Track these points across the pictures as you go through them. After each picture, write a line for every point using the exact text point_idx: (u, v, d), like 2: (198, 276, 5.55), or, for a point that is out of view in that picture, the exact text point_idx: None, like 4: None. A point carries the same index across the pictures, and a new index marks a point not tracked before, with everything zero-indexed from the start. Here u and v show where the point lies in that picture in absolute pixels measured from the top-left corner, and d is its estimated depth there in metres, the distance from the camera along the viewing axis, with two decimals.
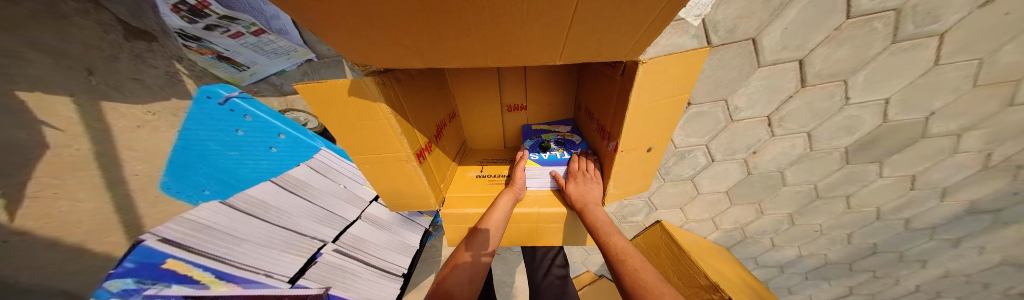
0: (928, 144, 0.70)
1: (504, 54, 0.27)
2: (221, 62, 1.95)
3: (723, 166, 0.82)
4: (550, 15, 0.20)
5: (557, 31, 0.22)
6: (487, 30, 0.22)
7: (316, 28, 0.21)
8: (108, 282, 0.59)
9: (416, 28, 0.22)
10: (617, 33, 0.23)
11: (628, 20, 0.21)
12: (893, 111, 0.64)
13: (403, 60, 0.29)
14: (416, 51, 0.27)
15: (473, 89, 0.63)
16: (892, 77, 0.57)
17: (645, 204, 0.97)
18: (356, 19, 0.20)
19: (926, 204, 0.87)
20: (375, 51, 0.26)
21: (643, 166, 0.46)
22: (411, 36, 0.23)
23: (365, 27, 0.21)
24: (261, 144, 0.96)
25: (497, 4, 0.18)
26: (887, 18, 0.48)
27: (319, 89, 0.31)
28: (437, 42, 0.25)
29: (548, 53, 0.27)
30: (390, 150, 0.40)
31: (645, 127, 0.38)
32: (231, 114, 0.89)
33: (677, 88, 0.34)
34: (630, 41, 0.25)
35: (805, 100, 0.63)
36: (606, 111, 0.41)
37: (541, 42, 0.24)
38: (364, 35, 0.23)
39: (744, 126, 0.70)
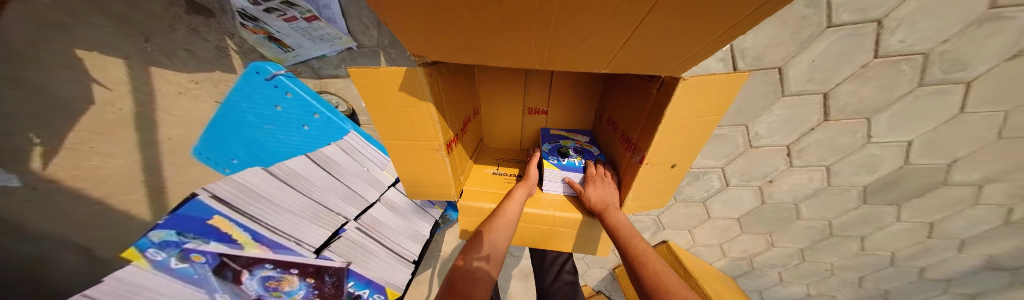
0: (947, 192, 0.70)
1: (554, 61, 0.28)
2: None
3: (737, 191, 0.81)
4: (607, 34, 0.21)
5: (609, 47, 0.23)
6: (544, 40, 0.23)
7: (391, 21, 0.23)
8: (151, 230, 0.41)
9: (478, 30, 0.23)
10: (666, 55, 0.24)
11: (680, 45, 0.22)
12: (915, 154, 0.64)
13: (455, 57, 0.30)
14: (471, 50, 0.28)
15: (499, 88, 0.64)
16: (919, 120, 0.58)
17: (653, 222, 0.96)
18: (429, 15, 0.21)
19: (942, 255, 0.85)
20: (434, 45, 0.28)
21: (665, 183, 0.45)
22: (471, 37, 0.25)
23: (433, 25, 0.23)
24: (294, 122, 0.67)
25: (562, 18, 0.19)
26: (912, 61, 0.50)
27: (369, 74, 0.33)
28: (492, 44, 0.26)
29: (595, 64, 0.28)
30: (422, 137, 0.41)
31: (675, 144, 0.38)
32: (277, 91, 0.63)
33: (710, 110, 0.34)
34: (678, 63, 0.25)
35: (826, 134, 0.64)
36: (635, 124, 0.41)
37: (590, 55, 0.25)
38: (428, 32, 0.25)
39: (762, 153, 0.71)
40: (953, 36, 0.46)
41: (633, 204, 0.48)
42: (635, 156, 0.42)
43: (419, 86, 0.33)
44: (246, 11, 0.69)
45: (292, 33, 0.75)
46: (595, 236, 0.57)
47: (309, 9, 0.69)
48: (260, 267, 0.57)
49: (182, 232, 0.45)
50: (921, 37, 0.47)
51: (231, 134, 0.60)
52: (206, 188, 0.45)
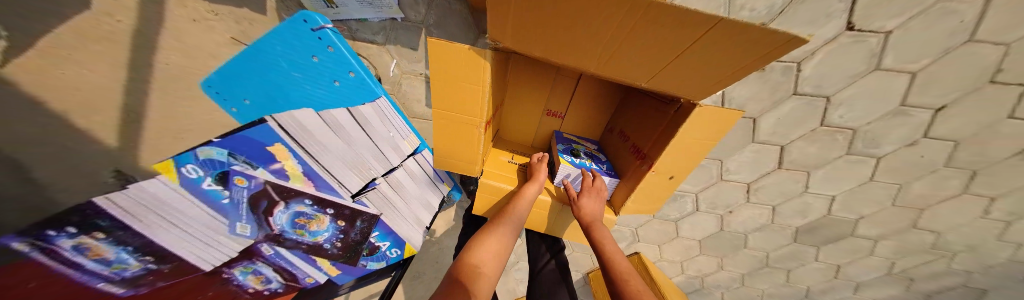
0: (852, 241, 0.89)
1: (606, 69, 0.36)
2: None
3: (704, 216, 0.95)
4: (672, 44, 0.27)
5: (665, 58, 0.30)
6: (617, 43, 0.29)
7: (499, 6, 0.28)
8: (202, 147, 0.32)
9: (568, 26, 0.29)
10: (704, 75, 0.31)
11: (716, 65, 0.29)
12: (835, 206, 0.82)
13: (528, 46, 0.35)
14: (546, 44, 0.33)
15: (525, 87, 0.69)
16: (847, 181, 0.76)
17: (631, 233, 1.07)
18: (536, 6, 0.26)
19: (843, 293, 1.06)
20: (516, 33, 0.33)
21: (661, 191, 0.52)
22: (558, 30, 0.30)
23: (532, 14, 0.28)
24: (325, 77, 0.61)
25: (647, 24, 0.25)
26: (844, 133, 0.67)
27: (444, 49, 0.37)
28: (570, 41, 0.31)
29: (644, 74, 0.34)
30: (468, 111, 0.46)
31: (679, 157, 0.45)
32: (316, 42, 0.55)
33: (711, 134, 0.42)
34: (708, 85, 0.32)
35: (777, 178, 0.79)
36: (648, 136, 0.49)
37: (645, 64, 0.32)
38: (523, 20, 0.30)
39: (729, 186, 0.84)
40: (869, 121, 0.65)
41: (632, 204, 0.55)
42: (643, 162, 0.50)
43: (484, 66, 0.39)
44: None
45: None
46: None
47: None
48: (297, 201, 0.49)
49: (233, 154, 0.37)
50: (850, 116, 0.64)
51: (246, 74, 0.56)
52: (276, 116, 0.38)
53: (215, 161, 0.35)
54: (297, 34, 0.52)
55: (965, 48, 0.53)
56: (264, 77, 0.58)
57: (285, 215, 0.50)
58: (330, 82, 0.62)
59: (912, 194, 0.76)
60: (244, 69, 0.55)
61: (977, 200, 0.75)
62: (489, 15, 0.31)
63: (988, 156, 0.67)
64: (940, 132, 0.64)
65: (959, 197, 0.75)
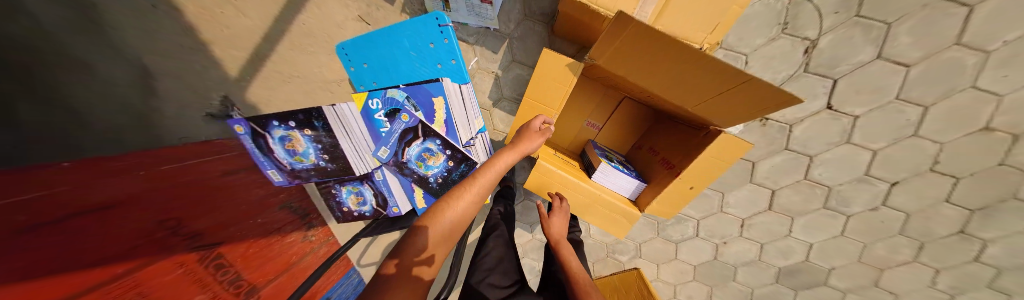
0: (826, 290, 1.02)
1: (668, 87, 0.51)
2: None
3: (701, 242, 1.08)
4: (720, 84, 0.41)
5: (713, 90, 0.44)
6: (682, 74, 0.44)
7: (611, 37, 0.44)
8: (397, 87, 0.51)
9: (652, 57, 0.44)
10: (740, 105, 0.45)
11: (749, 101, 0.42)
12: (812, 253, 0.96)
13: (615, 62, 0.51)
14: (630, 63, 0.49)
15: (577, 100, 0.86)
16: (823, 231, 0.91)
17: (634, 248, 1.18)
18: (635, 43, 0.42)
19: None
20: (612, 53, 0.48)
21: (682, 198, 0.66)
22: (643, 58, 0.46)
23: (631, 46, 0.44)
24: (431, 62, 0.82)
25: (705, 70, 0.40)
26: (821, 188, 0.84)
27: (550, 58, 0.53)
28: (648, 65, 0.47)
29: (695, 95, 0.49)
30: (550, 103, 0.62)
31: (702, 173, 0.60)
32: (439, 35, 0.76)
33: (727, 158, 0.56)
34: (742, 111, 0.46)
35: (766, 218, 0.94)
36: (678, 152, 0.66)
37: (698, 90, 0.46)
38: (621, 48, 0.45)
39: (726, 217, 0.99)
40: (842, 181, 0.82)
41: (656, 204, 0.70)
42: (672, 171, 0.66)
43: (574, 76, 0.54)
44: None
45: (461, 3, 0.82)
46: (615, 224, 0.77)
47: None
48: (431, 139, 0.57)
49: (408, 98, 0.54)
50: (826, 175, 0.82)
51: (379, 46, 0.81)
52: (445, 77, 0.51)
53: (397, 99, 0.53)
54: (427, 27, 0.75)
55: (911, 140, 0.72)
56: (393, 49, 0.81)
57: (416, 149, 0.58)
58: (434, 65, 0.82)
59: (876, 253, 0.91)
60: (387, 41, 0.80)
61: (926, 269, 0.90)
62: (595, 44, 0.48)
63: (934, 231, 0.83)
64: (896, 202, 0.81)
65: (912, 264, 0.90)
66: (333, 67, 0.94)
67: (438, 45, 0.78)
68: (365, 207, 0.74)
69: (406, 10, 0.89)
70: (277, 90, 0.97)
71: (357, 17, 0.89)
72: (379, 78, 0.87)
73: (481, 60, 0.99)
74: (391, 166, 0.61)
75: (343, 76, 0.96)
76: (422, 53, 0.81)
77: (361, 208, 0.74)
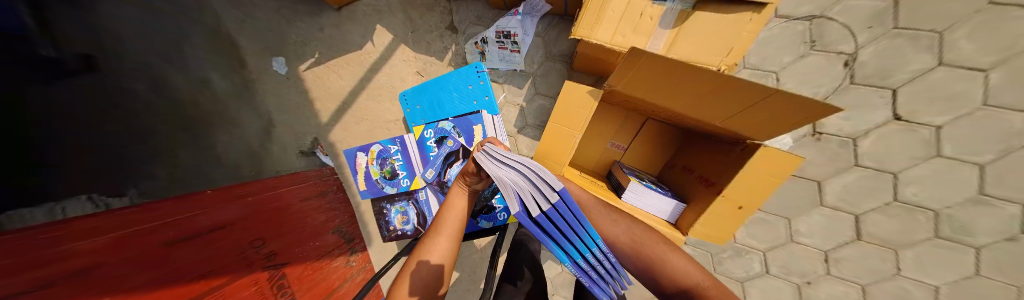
0: None
1: (672, 101, 0.53)
2: (426, 25, 1.11)
3: (833, 284, 0.84)
4: (717, 95, 0.42)
5: (712, 98, 0.44)
6: (687, 91, 0.46)
7: (627, 63, 0.47)
8: (447, 120, 0.79)
9: (656, 79, 0.48)
10: (745, 113, 0.44)
11: (754, 110, 0.41)
12: (835, 268, 0.83)
13: (629, 86, 0.56)
14: (641, 83, 0.52)
15: (600, 125, 0.92)
16: (934, 266, 0.76)
17: (743, 293, 0.93)
18: (649, 66, 0.45)
19: None
20: (627, 78, 0.53)
21: (755, 193, 0.53)
22: (645, 78, 0.50)
23: (642, 69, 0.47)
24: (469, 99, 0.96)
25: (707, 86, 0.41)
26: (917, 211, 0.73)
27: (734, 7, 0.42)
28: (655, 84, 0.50)
29: (704, 107, 0.49)
30: (575, 127, 0.70)
31: (758, 129, 0.45)
32: (476, 79, 0.94)
33: (732, 109, 0.43)
34: (753, 120, 0.44)
35: (861, 249, 0.80)
36: (714, 169, 0.62)
37: (703, 103, 0.47)
38: (636, 73, 0.49)
39: (863, 247, 0.79)
40: (922, 198, 0.72)
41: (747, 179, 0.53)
42: (717, 188, 0.58)
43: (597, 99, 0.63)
44: (485, 36, 0.99)
45: (495, 54, 1.03)
46: (711, 229, 0.61)
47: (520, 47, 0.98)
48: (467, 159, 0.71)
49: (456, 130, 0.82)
50: (783, 205, 0.81)
51: (429, 92, 1.01)
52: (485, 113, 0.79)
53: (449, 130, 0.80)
54: (464, 74, 0.96)
55: (939, 72, 0.63)
56: (436, 93, 1.00)
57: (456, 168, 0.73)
58: (471, 102, 0.96)
59: None
60: (432, 88, 1.00)
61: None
62: (612, 77, 0.56)
63: None
64: None
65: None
66: (393, 110, 1.18)
67: (475, 86, 0.95)
68: (407, 226, 0.85)
69: (452, 63, 1.12)
70: (349, 131, 1.22)
71: (415, 72, 1.15)
72: (426, 116, 1.04)
73: (509, 95, 1.10)
74: (436, 185, 0.76)
75: (400, 117, 1.19)
76: (461, 93, 0.97)
77: (404, 226, 0.84)
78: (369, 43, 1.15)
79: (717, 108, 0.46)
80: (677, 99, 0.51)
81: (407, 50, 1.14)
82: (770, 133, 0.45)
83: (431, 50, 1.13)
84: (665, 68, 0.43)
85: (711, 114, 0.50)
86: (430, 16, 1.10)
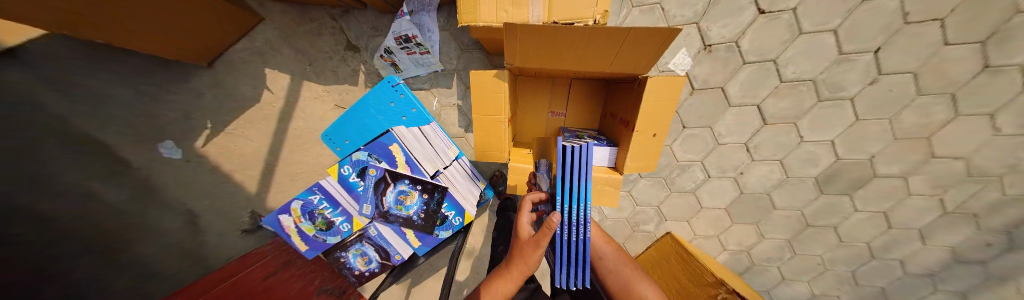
0: (881, 183, 0.88)
1: (566, 61, 0.58)
2: (322, 53, 0.99)
3: (763, 167, 0.95)
4: (593, 41, 0.49)
5: (592, 46, 0.51)
6: (572, 45, 0.52)
7: (513, 34, 0.50)
8: (357, 150, 0.56)
9: (544, 44, 0.53)
10: (620, 52, 0.51)
11: (623, 46, 0.49)
12: (755, 155, 0.93)
13: (527, 58, 0.59)
14: (535, 53, 0.57)
15: (534, 99, 0.94)
16: (830, 125, 0.83)
17: (695, 201, 1.05)
18: (531, 32, 0.49)
19: (910, 246, 0.94)
20: (521, 52, 0.56)
21: (659, 114, 0.62)
22: (536, 46, 0.54)
23: (528, 39, 0.51)
24: (396, 116, 0.90)
25: (582, 36, 0.48)
26: (805, 85, 0.79)
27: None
28: (546, 49, 0.55)
29: (591, 58, 0.56)
30: (497, 113, 0.68)
31: (636, 63, 0.54)
32: (394, 92, 0.87)
33: (610, 49, 0.50)
34: (627, 56, 0.53)
35: (768, 134, 0.89)
36: (626, 107, 0.69)
37: (588, 53, 0.54)
38: (525, 42, 0.53)
39: (774, 129, 0.88)
40: (822, 71, 0.76)
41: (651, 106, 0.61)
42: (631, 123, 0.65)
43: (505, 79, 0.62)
44: (387, 46, 0.89)
45: (407, 61, 0.94)
46: (641, 159, 0.69)
47: (427, 47, 0.89)
48: (400, 181, 0.60)
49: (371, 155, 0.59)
50: (701, 116, 0.90)
51: (348, 123, 0.90)
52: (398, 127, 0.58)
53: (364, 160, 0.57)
54: (379, 89, 0.86)
55: None
56: (359, 120, 0.90)
57: (392, 195, 0.60)
58: (400, 117, 0.90)
59: (906, 125, 0.77)
60: (351, 115, 0.89)
61: (914, 168, 0.83)
62: (508, 55, 0.58)
63: (947, 79, 0.69)
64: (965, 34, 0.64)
65: (896, 143, 0.81)
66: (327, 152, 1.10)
67: (397, 99, 0.87)
68: (373, 265, 0.74)
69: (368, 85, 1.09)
70: None
71: (334, 106, 1.09)
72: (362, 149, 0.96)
73: (440, 98, 1.03)
74: (379, 219, 0.64)
75: None
76: (385, 111, 0.89)
77: (369, 267, 0.74)
78: None
79: (602, 59, 0.55)
80: (569, 59, 0.57)
81: (313, 84, 1.00)
82: (645, 62, 0.53)
83: (341, 77, 1.05)
84: (544, 30, 0.47)
85: (598, 63, 0.57)
86: (319, 41, 0.97)
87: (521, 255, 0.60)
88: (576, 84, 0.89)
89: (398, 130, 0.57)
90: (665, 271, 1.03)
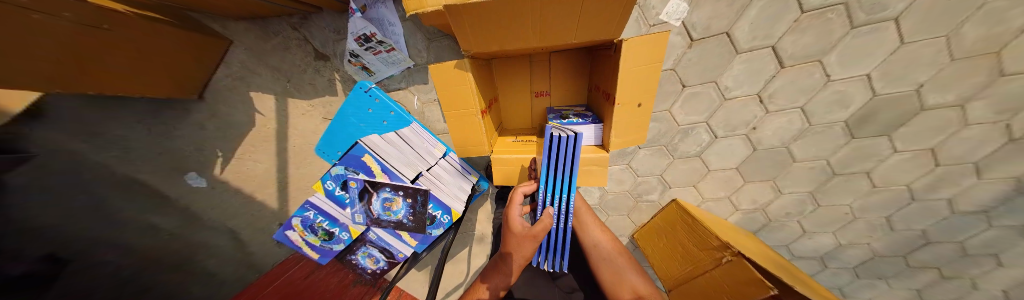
0: (931, 116, 0.73)
1: (526, 38, 0.52)
2: (296, 68, 0.99)
3: (780, 118, 0.84)
4: (546, 12, 0.43)
5: (548, 18, 0.45)
6: (526, 20, 0.46)
7: (457, 17, 0.45)
8: (332, 166, 0.58)
9: (495, 23, 0.47)
10: (581, 18, 0.44)
11: (583, 12, 0.42)
12: (770, 106, 0.82)
13: (483, 42, 0.53)
14: (489, 34, 0.51)
15: (513, 81, 0.88)
16: (864, 56, 0.68)
17: (702, 164, 0.98)
18: (476, 12, 0.43)
19: (962, 182, 0.81)
20: (473, 36, 0.51)
21: (642, 81, 0.55)
22: (486, 27, 0.48)
23: (475, 20, 0.46)
24: (378, 121, 0.89)
25: (533, 8, 0.42)
26: (835, 10, 0.63)
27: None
28: (499, 28, 0.49)
29: (552, 30, 0.49)
30: (466, 106, 0.64)
31: (604, 28, 0.48)
32: (368, 98, 0.85)
33: (569, 17, 0.44)
34: (592, 22, 0.46)
35: (787, 79, 0.76)
36: (606, 78, 0.62)
37: (547, 25, 0.47)
38: (474, 24, 0.47)
39: (795, 72, 0.74)
40: None
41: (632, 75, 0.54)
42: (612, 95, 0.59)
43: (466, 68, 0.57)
44: (352, 50, 0.87)
45: (376, 62, 0.90)
46: (627, 133, 0.64)
47: (390, 43, 0.85)
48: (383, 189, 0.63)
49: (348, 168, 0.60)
50: (701, 71, 0.79)
51: (335, 135, 0.91)
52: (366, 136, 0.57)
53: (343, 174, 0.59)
54: (353, 97, 0.84)
55: None
56: (343, 130, 0.91)
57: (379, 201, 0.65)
58: (381, 122, 0.90)
59: (968, 41, 0.60)
60: (335, 127, 0.90)
61: (976, 93, 0.66)
62: (461, 41, 0.52)
63: None
64: None
65: (954, 65, 0.64)
66: None
67: (373, 104, 0.86)
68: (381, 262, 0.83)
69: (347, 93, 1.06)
70: None
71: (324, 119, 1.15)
72: None
73: (420, 95, 1.00)
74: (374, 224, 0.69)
75: None
76: (366, 118, 0.89)
77: (378, 264, 0.83)
78: (257, 115, 1.04)
79: (564, 30, 0.49)
80: (528, 35, 0.51)
81: (296, 101, 1.07)
82: (615, 23, 0.46)
83: (320, 89, 1.05)
84: (486, 7, 0.41)
85: (561, 34, 0.50)
86: (289, 56, 0.97)
87: (522, 245, 0.74)
88: (555, 57, 0.80)
89: (365, 140, 0.56)
90: (671, 237, 1.02)
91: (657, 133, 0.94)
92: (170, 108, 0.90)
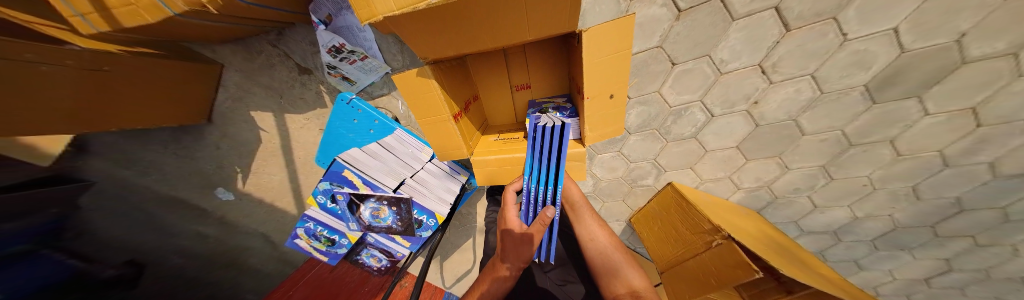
0: (972, 70, 0.59)
1: (482, 39, 0.50)
2: (284, 84, 1.02)
3: (786, 89, 0.75)
4: (491, 15, 0.41)
5: (496, 19, 0.42)
6: (474, 24, 0.44)
7: (403, 29, 0.43)
8: (318, 182, 0.63)
9: (443, 30, 0.45)
10: (530, 16, 0.41)
11: (529, 10, 0.39)
12: (774, 77, 0.73)
13: (438, 48, 0.52)
14: (442, 41, 0.49)
15: (490, 77, 0.85)
16: (891, 7, 0.55)
17: (698, 144, 0.94)
18: (419, 22, 0.41)
19: (1013, 143, 0.68)
20: (426, 43, 0.49)
21: (611, 72, 0.51)
22: (436, 34, 0.46)
23: (422, 30, 0.44)
24: (365, 130, 0.91)
25: (476, 13, 0.39)
26: None
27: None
28: (450, 34, 0.47)
29: (505, 30, 0.46)
30: (436, 112, 0.64)
31: (561, 22, 0.44)
32: (350, 109, 0.87)
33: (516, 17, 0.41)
34: (544, 17, 0.42)
35: (794, 43, 0.65)
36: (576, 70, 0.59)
37: (498, 26, 0.45)
38: (422, 33, 0.45)
39: (806, 34, 0.63)
40: None
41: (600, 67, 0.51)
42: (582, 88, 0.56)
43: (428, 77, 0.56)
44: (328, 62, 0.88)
45: (354, 71, 0.91)
46: (602, 126, 0.61)
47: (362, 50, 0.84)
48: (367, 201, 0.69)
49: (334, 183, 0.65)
50: (690, 47, 0.72)
51: (329, 146, 0.96)
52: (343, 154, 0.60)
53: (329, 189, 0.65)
54: (337, 110, 0.87)
55: None
56: (336, 141, 0.95)
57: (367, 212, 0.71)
58: (368, 131, 0.92)
59: None
60: (327, 139, 0.95)
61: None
62: (415, 49, 0.51)
63: None
64: None
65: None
66: None
67: (356, 116, 0.88)
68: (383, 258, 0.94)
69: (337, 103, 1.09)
70: None
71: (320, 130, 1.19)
72: None
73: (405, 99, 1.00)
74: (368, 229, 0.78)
75: None
76: (353, 129, 0.92)
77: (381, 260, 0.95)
78: (261, 132, 1.11)
79: (518, 28, 0.46)
80: (483, 36, 0.48)
81: (293, 116, 1.11)
82: (569, 15, 0.42)
83: (312, 103, 1.09)
84: (428, 17, 0.40)
85: (516, 32, 0.47)
86: (276, 74, 0.99)
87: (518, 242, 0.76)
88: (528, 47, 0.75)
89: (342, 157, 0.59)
90: (667, 221, 1.00)
91: (647, 117, 0.90)
92: (186, 134, 0.99)
